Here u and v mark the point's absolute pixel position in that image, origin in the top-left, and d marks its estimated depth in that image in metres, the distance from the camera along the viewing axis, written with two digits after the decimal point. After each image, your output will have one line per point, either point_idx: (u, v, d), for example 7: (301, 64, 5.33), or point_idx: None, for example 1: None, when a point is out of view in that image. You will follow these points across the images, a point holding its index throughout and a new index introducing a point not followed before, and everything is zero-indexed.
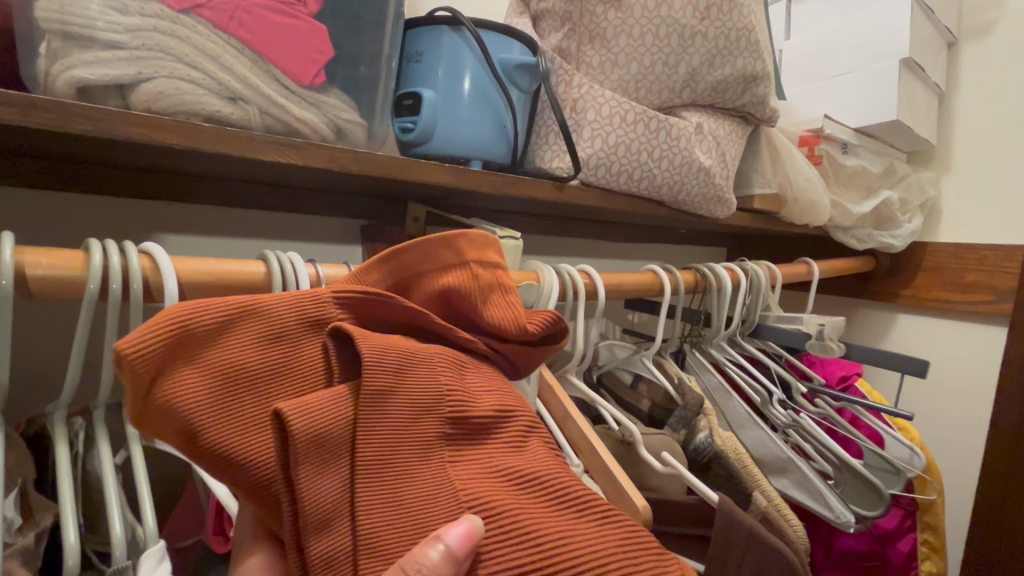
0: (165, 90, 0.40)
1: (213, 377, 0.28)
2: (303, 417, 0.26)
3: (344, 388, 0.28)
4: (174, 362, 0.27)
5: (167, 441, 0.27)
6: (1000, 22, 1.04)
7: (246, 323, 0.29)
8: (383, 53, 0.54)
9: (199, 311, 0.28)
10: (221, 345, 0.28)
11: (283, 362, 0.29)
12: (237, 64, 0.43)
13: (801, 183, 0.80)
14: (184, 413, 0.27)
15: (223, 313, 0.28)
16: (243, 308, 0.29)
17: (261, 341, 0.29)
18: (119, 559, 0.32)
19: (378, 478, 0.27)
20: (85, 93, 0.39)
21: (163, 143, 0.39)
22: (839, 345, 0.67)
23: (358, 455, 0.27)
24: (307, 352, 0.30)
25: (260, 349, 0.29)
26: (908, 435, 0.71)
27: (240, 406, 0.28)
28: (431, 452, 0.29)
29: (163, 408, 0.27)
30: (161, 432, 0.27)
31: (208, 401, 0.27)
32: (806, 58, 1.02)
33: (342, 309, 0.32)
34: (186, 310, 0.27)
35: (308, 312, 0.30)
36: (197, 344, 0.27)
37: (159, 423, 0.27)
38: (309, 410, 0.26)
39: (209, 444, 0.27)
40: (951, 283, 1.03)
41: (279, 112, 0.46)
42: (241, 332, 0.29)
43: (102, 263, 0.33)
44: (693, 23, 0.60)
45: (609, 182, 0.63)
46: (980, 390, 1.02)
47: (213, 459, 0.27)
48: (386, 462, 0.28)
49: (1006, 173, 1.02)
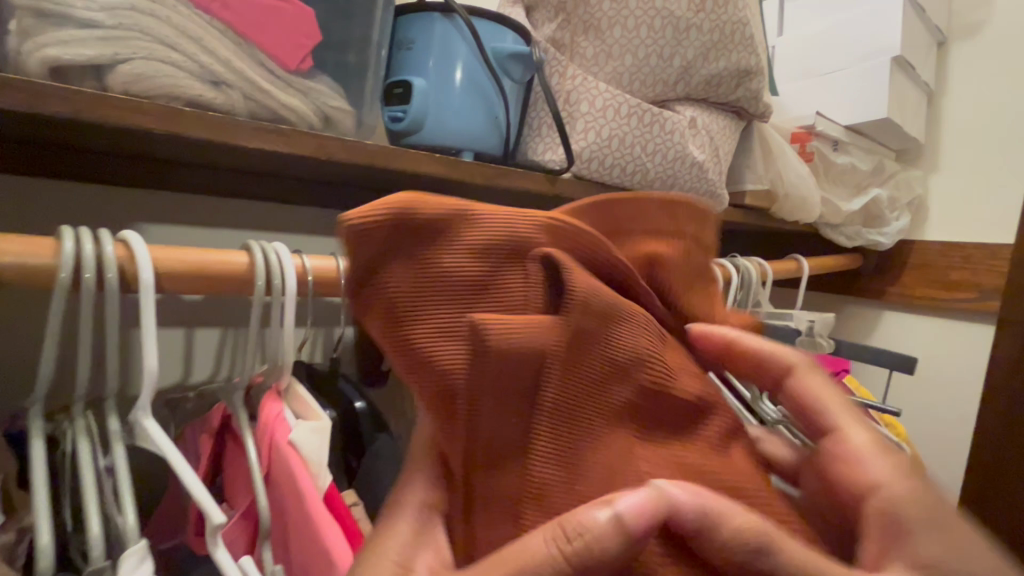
0: (143, 72, 0.38)
1: (426, 270, 0.25)
2: (510, 338, 0.23)
3: (554, 326, 0.25)
4: (396, 247, 0.25)
5: (371, 325, 0.25)
6: (989, 23, 1.05)
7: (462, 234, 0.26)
8: (372, 39, 0.53)
9: (427, 203, 0.25)
10: (439, 241, 0.25)
11: (492, 282, 0.26)
12: (220, 47, 0.42)
13: (792, 180, 0.80)
14: (394, 300, 0.25)
15: (446, 209, 0.25)
16: (463, 210, 0.26)
17: (478, 249, 0.26)
18: (97, 559, 0.31)
19: (563, 432, 0.25)
20: (59, 73, 0.37)
21: (141, 127, 0.38)
22: (828, 341, 0.68)
23: (551, 402, 0.25)
24: (516, 278, 0.26)
25: (475, 258, 0.26)
26: (895, 431, 0.71)
27: (444, 312, 0.25)
28: (604, 419, 0.26)
29: (378, 289, 0.25)
30: (369, 314, 0.25)
31: (426, 313, 0.25)
32: (798, 55, 1.02)
33: (559, 243, 0.27)
34: (414, 199, 0.25)
35: (524, 234, 0.26)
36: (419, 235, 0.25)
37: (370, 303, 0.25)
38: (516, 333, 0.24)
39: (411, 337, 0.25)
40: (937, 281, 1.05)
41: (264, 98, 0.44)
42: (461, 234, 0.25)
43: (75, 251, 0.31)
44: (688, 15, 0.59)
45: (602, 175, 0.62)
46: (964, 387, 1.04)
47: (410, 356, 0.25)
48: (573, 416, 0.25)
49: (993, 172, 1.03)
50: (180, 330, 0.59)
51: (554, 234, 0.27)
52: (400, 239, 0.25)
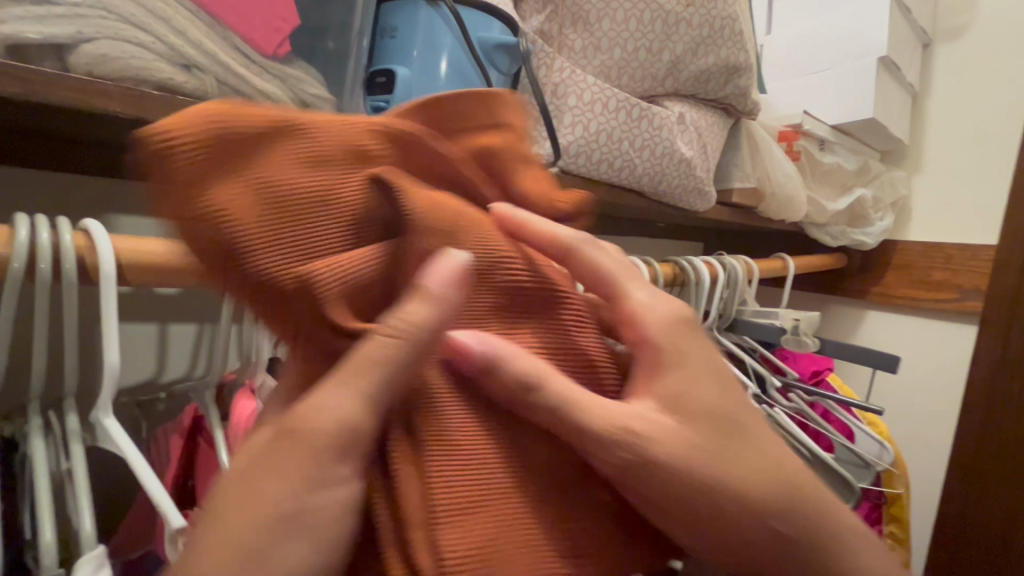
0: (109, 52, 0.36)
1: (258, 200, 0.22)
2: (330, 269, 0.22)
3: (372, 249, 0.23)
4: (222, 170, 0.21)
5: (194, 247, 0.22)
6: (973, 25, 1.06)
7: (291, 143, 0.23)
8: (354, 25, 0.51)
9: (237, 118, 0.22)
10: (264, 160, 0.22)
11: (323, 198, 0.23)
12: (191, 29, 0.40)
13: (778, 179, 0.80)
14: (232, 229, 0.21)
15: (265, 121, 0.23)
16: (284, 123, 0.23)
17: (306, 162, 0.23)
18: (48, 567, 0.29)
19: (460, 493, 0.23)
20: (17, 52, 0.34)
21: (104, 110, 0.36)
22: (813, 341, 0.69)
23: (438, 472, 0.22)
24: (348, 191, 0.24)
25: (305, 174, 0.23)
26: (877, 429, 0.72)
27: (290, 237, 0.22)
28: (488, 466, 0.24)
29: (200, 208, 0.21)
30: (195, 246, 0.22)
31: (273, 240, 0.22)
32: (785, 54, 1.02)
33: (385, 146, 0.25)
34: (223, 113, 0.22)
35: (354, 141, 0.25)
36: (234, 151, 0.22)
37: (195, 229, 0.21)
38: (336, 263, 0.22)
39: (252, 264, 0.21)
40: (918, 281, 1.06)
41: (239, 83, 0.42)
42: (283, 150, 0.23)
43: (29, 239, 0.29)
44: (678, 9, 0.59)
45: (590, 170, 0.61)
46: (942, 385, 1.06)
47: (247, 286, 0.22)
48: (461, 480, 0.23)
49: (975, 174, 1.05)
50: (152, 326, 0.57)
51: (373, 136, 0.25)
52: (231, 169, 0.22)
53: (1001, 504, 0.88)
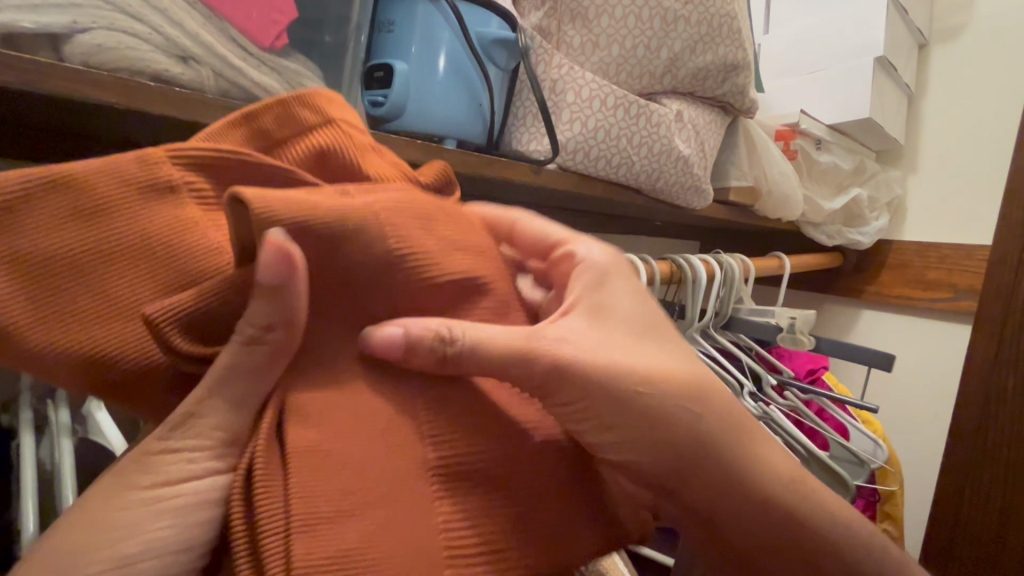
0: (105, 42, 0.36)
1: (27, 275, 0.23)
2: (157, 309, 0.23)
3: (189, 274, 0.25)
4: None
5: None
6: (969, 26, 1.07)
7: (65, 198, 0.24)
8: (352, 19, 0.51)
9: None
10: (31, 234, 0.24)
11: (118, 245, 0.25)
12: (188, 19, 0.40)
13: (775, 177, 0.80)
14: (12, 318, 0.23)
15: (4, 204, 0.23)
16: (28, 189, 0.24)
17: (70, 219, 0.24)
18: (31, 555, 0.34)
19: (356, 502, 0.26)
20: (11, 41, 0.34)
21: (99, 101, 0.35)
22: (809, 338, 0.69)
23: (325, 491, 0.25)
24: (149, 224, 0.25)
25: (75, 232, 0.24)
26: (872, 427, 0.72)
27: (72, 300, 0.24)
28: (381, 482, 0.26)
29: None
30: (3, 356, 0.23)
31: (73, 318, 0.24)
32: (784, 53, 1.02)
33: (183, 169, 0.26)
34: None
35: (132, 176, 0.25)
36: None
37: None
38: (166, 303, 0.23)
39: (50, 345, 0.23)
40: (913, 280, 1.07)
41: (236, 76, 0.42)
42: (40, 215, 0.24)
43: None
44: (676, 6, 0.59)
45: (588, 166, 0.61)
46: (936, 384, 1.06)
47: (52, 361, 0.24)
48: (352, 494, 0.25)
49: (970, 174, 1.05)
50: None
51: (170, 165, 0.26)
52: (11, 257, 0.23)
53: (994, 502, 0.88)
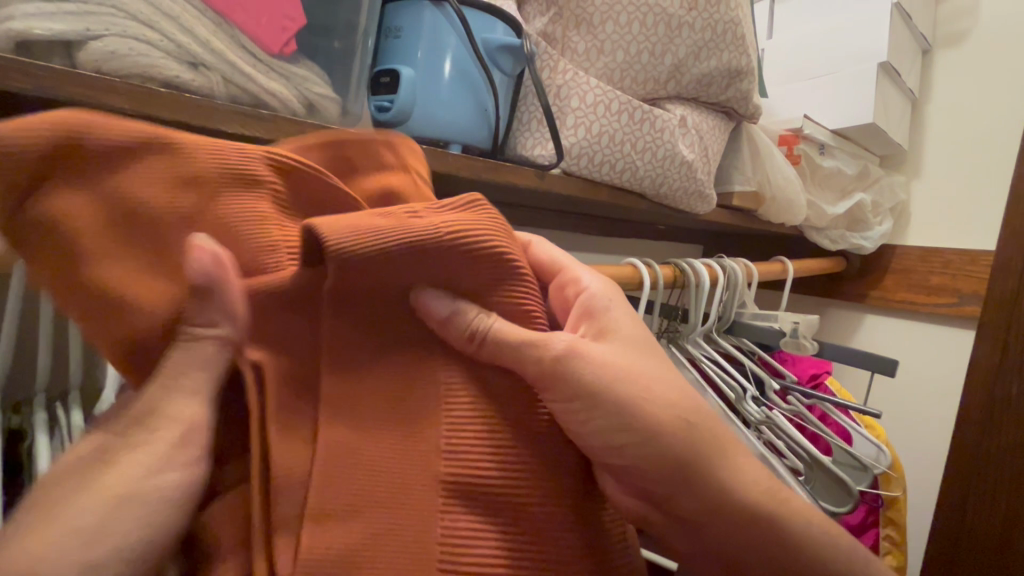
0: (117, 49, 0.36)
1: (103, 217, 0.26)
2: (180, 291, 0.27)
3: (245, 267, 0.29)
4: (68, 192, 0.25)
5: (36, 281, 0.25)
6: (974, 31, 1.07)
7: (164, 160, 0.27)
8: (360, 25, 0.51)
9: (92, 134, 0.26)
10: (125, 178, 0.27)
11: (195, 213, 0.28)
12: (198, 26, 0.40)
13: (779, 182, 0.80)
14: (76, 251, 0.25)
15: (119, 144, 0.26)
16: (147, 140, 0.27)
17: (167, 183, 0.27)
18: None
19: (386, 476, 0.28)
20: (26, 48, 0.35)
21: (113, 107, 0.36)
22: (812, 343, 0.68)
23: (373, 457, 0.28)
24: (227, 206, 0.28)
25: (165, 192, 0.27)
26: (874, 432, 0.72)
27: (131, 254, 0.27)
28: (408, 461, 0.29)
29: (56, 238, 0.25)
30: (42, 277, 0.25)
31: (123, 268, 0.26)
32: (788, 58, 1.02)
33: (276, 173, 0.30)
34: (67, 130, 0.25)
35: (234, 165, 0.29)
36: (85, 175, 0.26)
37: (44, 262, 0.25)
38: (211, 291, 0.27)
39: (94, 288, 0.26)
40: (916, 285, 1.07)
41: (245, 82, 0.42)
42: (145, 168, 0.27)
43: None
44: (681, 13, 0.59)
45: (591, 171, 0.62)
46: (941, 391, 1.06)
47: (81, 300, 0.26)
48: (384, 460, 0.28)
49: (974, 180, 1.05)
50: None
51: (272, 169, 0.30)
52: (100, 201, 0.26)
53: (996, 509, 0.88)
